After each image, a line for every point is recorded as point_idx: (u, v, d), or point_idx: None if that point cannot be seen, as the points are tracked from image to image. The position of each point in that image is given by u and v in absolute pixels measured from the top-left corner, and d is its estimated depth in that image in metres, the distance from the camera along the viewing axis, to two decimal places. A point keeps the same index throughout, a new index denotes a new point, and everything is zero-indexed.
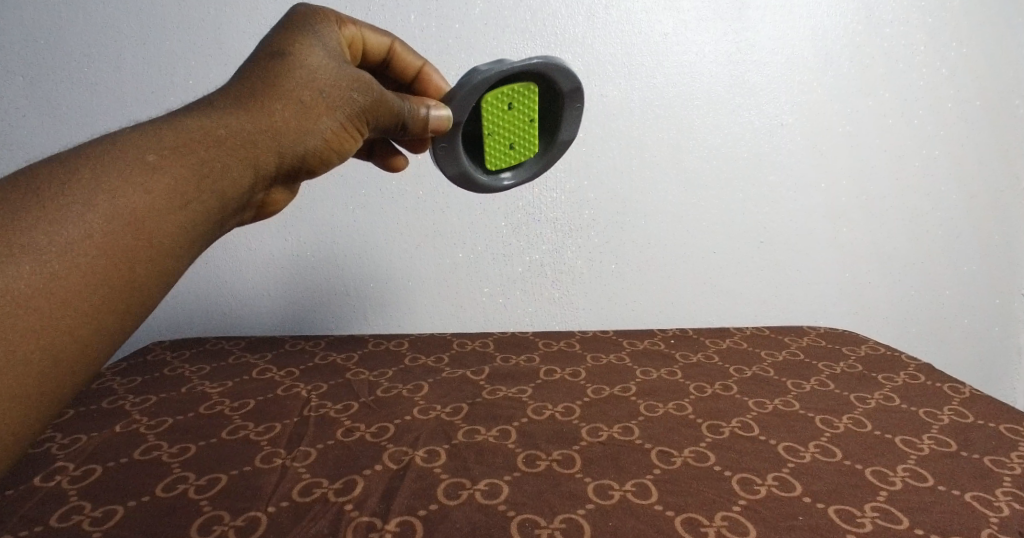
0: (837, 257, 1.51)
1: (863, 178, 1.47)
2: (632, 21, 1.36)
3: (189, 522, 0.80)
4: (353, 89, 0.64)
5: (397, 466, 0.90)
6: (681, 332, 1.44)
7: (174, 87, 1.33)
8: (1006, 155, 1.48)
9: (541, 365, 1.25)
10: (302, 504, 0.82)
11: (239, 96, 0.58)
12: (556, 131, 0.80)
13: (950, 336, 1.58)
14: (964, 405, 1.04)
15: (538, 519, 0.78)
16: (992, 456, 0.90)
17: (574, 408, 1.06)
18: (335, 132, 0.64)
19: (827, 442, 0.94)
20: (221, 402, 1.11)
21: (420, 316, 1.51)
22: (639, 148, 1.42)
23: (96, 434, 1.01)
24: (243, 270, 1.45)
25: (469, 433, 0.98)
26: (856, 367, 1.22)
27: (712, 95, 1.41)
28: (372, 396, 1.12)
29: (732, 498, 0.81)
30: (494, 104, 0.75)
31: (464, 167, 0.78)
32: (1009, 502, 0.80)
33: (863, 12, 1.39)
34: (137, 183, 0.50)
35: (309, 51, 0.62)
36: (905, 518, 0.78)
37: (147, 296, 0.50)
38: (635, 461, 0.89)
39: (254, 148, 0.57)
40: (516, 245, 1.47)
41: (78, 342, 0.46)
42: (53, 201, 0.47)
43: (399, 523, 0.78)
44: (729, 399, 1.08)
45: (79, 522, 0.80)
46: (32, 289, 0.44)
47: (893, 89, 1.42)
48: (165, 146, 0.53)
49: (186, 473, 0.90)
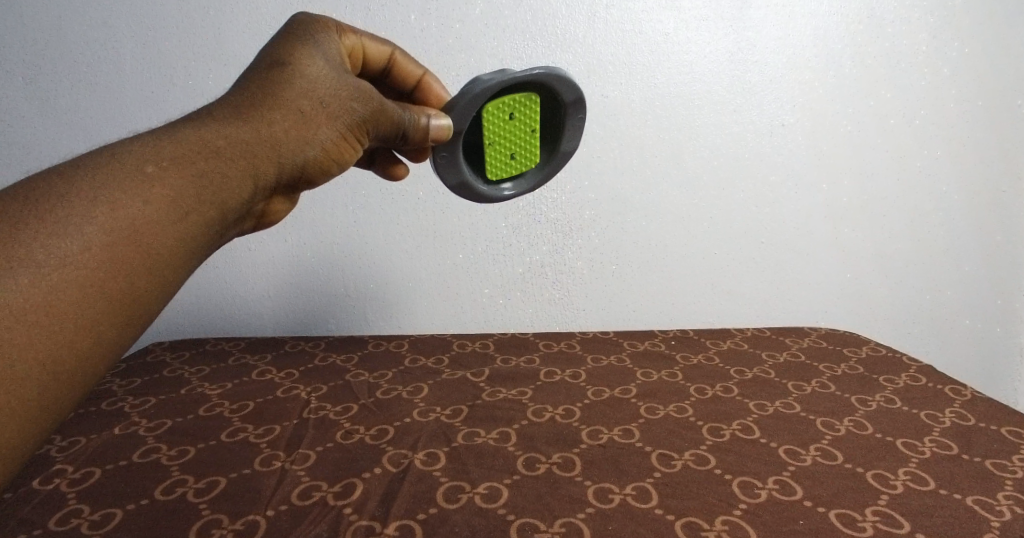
0: (839, 256, 1.46)
1: (864, 178, 1.42)
2: (631, 21, 1.31)
3: (187, 525, 0.75)
4: (355, 99, 0.62)
5: (397, 469, 0.85)
6: (681, 333, 1.38)
7: (175, 88, 1.31)
8: (1006, 154, 1.42)
9: (540, 367, 1.20)
10: (301, 507, 0.78)
11: (238, 106, 0.56)
12: (558, 142, 0.76)
13: (951, 338, 1.53)
14: (966, 407, 1.00)
15: (537, 523, 0.74)
16: (993, 459, 0.85)
17: (575, 410, 1.01)
18: (335, 142, 0.61)
19: (829, 445, 0.89)
20: (220, 404, 1.07)
21: (419, 318, 1.46)
22: (638, 146, 1.37)
23: (96, 436, 0.96)
24: (242, 270, 1.41)
25: (469, 435, 0.93)
26: (857, 368, 1.17)
27: (712, 95, 1.36)
28: (371, 397, 1.07)
29: (733, 502, 0.76)
30: (496, 114, 0.71)
31: (464, 176, 0.73)
32: (1011, 505, 0.76)
33: (864, 11, 1.34)
34: (136, 194, 0.48)
35: (309, 61, 0.60)
36: (906, 522, 0.73)
37: (148, 310, 0.48)
38: (636, 464, 0.84)
39: (255, 159, 0.55)
40: (516, 245, 1.42)
41: (78, 356, 0.44)
42: (51, 213, 0.45)
43: (398, 527, 0.74)
44: (730, 401, 1.03)
45: (79, 526, 0.75)
46: (29, 304, 0.42)
47: (894, 90, 1.38)
48: (164, 157, 0.50)
49: (187, 476, 0.85)
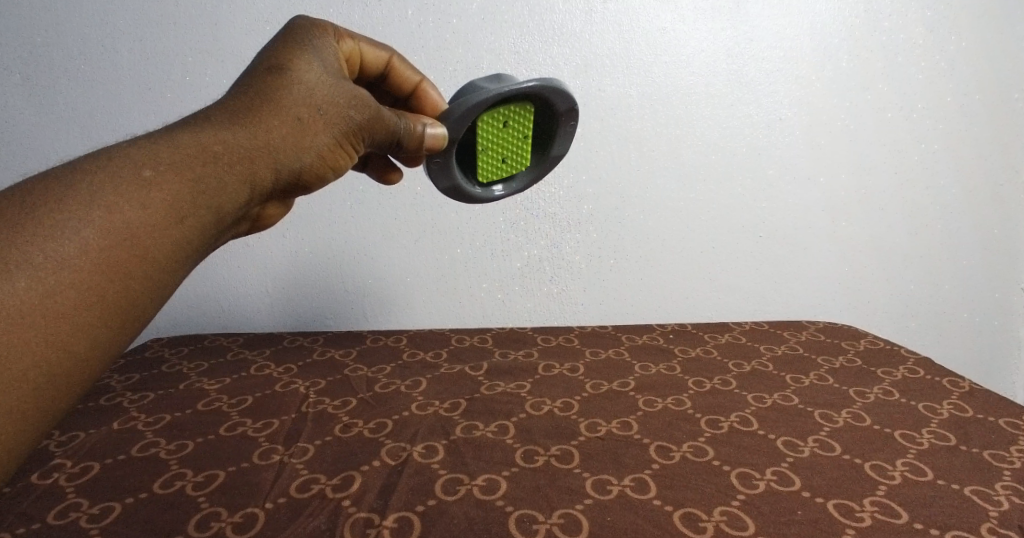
0: (835, 249, 1.44)
1: (863, 170, 1.40)
2: (630, 14, 1.29)
3: (185, 518, 0.74)
4: (351, 107, 0.61)
5: (396, 462, 0.84)
6: (680, 327, 1.36)
7: (172, 83, 1.28)
8: (1005, 147, 1.41)
9: (538, 361, 1.18)
10: (300, 499, 0.77)
11: (236, 110, 0.56)
12: (547, 147, 0.74)
13: (951, 331, 1.51)
14: (966, 399, 0.98)
15: (535, 515, 0.72)
16: (991, 450, 0.84)
17: (574, 404, 0.99)
18: (330, 148, 0.61)
19: (828, 436, 0.87)
20: (219, 399, 1.04)
21: (417, 312, 1.43)
22: (637, 142, 1.35)
23: (95, 431, 0.94)
24: (242, 268, 1.38)
25: (467, 428, 0.92)
26: (856, 361, 1.15)
27: (710, 88, 1.34)
28: (370, 392, 1.05)
29: (732, 493, 0.75)
30: (490, 122, 0.69)
31: (457, 181, 0.72)
32: (1009, 495, 0.75)
33: (862, 6, 1.32)
34: (133, 198, 0.49)
35: (306, 68, 0.60)
36: (905, 512, 0.72)
37: (143, 311, 0.49)
38: (634, 456, 0.83)
39: (250, 165, 0.55)
40: (514, 241, 1.39)
41: (75, 357, 0.46)
42: (49, 216, 0.46)
43: (397, 519, 0.73)
44: (729, 394, 1.01)
45: (78, 519, 0.74)
46: (28, 306, 0.44)
47: (892, 83, 1.36)
48: (162, 161, 0.51)
49: (185, 469, 0.83)
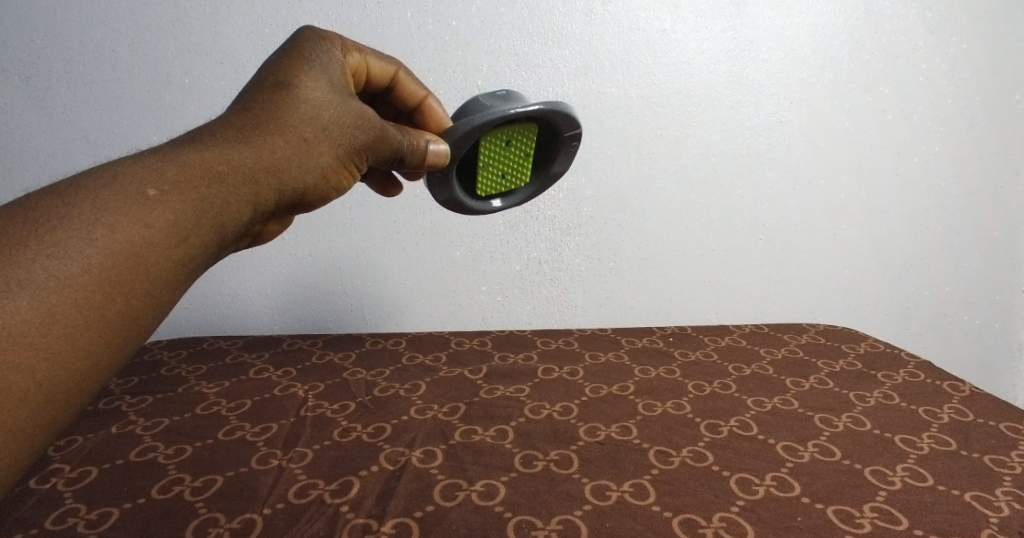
0: (838, 250, 1.40)
1: (862, 171, 1.36)
2: (630, 17, 1.26)
3: (184, 524, 0.70)
4: (356, 126, 0.57)
5: (395, 467, 0.79)
6: (681, 329, 1.31)
7: (171, 86, 1.24)
8: (1005, 150, 1.37)
9: (539, 364, 1.13)
10: (298, 505, 0.72)
11: (241, 126, 0.52)
12: (548, 164, 0.69)
13: (951, 333, 1.47)
14: (965, 403, 0.94)
15: (535, 520, 0.69)
16: (991, 455, 0.80)
17: (573, 408, 0.94)
18: (335, 168, 0.57)
19: (826, 441, 0.83)
20: (219, 402, 1.00)
21: (415, 314, 1.39)
22: (635, 144, 1.31)
23: (93, 435, 0.90)
24: (243, 269, 1.34)
25: (467, 433, 0.87)
26: (856, 365, 1.10)
27: (711, 92, 1.30)
28: (370, 395, 1.00)
29: (730, 498, 0.71)
30: (493, 141, 0.64)
31: (457, 194, 0.66)
32: (1010, 502, 0.71)
33: (862, 8, 1.29)
34: (137, 216, 0.45)
35: (313, 85, 0.55)
36: (905, 518, 0.68)
37: (145, 328, 0.45)
38: (633, 461, 0.79)
39: (256, 185, 0.51)
40: (514, 243, 1.35)
41: (74, 377, 0.42)
42: (51, 233, 0.42)
43: (396, 525, 0.69)
44: (729, 398, 0.96)
45: (75, 524, 0.71)
46: (29, 327, 0.40)
47: (893, 85, 1.32)
48: (166, 180, 0.47)
49: (183, 474, 0.79)
